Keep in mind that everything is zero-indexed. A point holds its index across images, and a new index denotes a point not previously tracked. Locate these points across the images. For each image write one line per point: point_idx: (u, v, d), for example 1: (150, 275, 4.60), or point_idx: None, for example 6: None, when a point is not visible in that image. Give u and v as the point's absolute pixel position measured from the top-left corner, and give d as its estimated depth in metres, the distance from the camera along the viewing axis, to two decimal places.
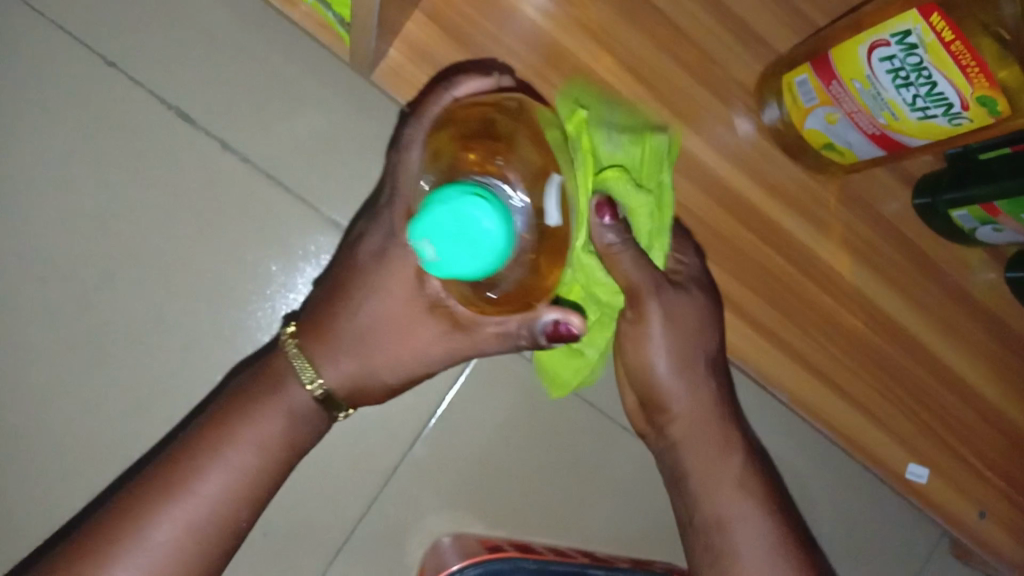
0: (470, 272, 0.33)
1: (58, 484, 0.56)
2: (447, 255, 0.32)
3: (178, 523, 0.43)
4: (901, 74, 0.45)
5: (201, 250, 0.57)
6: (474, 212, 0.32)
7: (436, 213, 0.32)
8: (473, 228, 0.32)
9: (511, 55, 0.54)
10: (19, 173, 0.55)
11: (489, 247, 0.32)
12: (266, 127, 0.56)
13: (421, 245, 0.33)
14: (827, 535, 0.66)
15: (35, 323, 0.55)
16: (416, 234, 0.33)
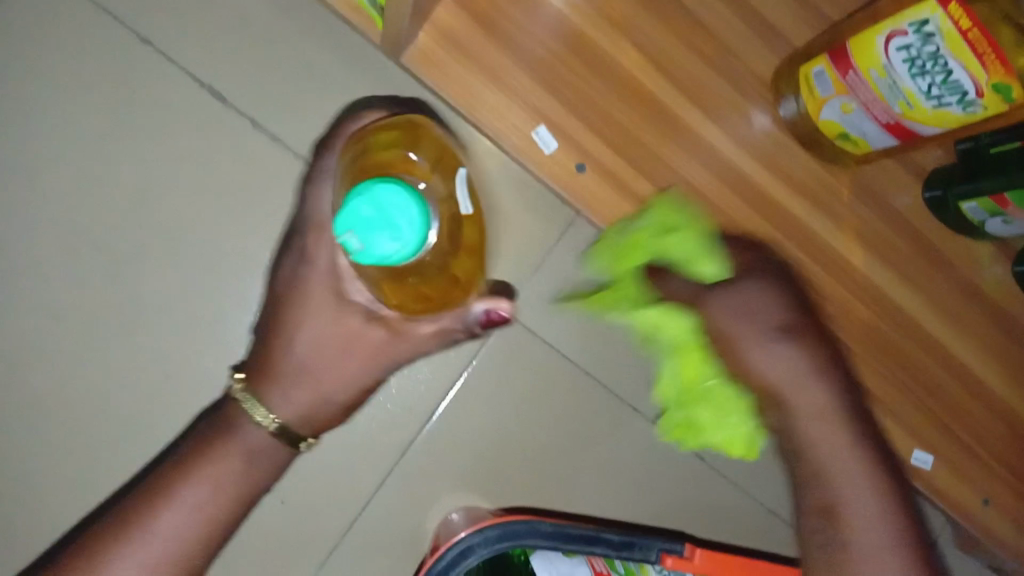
0: (386, 255, 0.35)
1: (84, 455, 0.58)
2: (371, 242, 0.35)
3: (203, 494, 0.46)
4: (917, 62, 0.46)
5: (230, 229, 0.58)
6: (388, 195, 0.35)
7: (355, 204, 0.35)
8: (395, 218, 0.35)
9: (535, 41, 0.56)
10: (59, 148, 0.57)
11: (415, 236, 0.35)
12: (297, 108, 0.58)
13: (346, 237, 0.35)
14: None
15: (65, 295, 0.57)
16: (338, 227, 0.35)
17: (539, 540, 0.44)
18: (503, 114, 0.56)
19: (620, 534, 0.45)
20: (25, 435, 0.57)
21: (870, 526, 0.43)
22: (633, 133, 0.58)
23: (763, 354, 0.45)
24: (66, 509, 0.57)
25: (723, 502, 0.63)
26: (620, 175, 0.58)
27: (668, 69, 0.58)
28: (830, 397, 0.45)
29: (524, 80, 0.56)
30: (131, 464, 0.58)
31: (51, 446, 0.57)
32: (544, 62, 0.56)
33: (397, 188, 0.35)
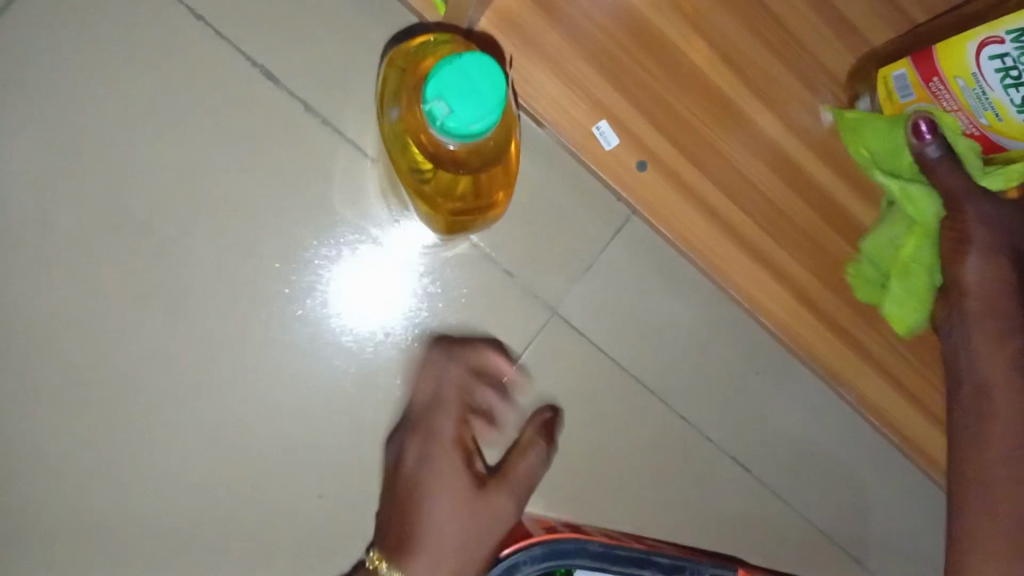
0: (474, 127, 0.34)
1: (102, 451, 0.54)
2: (456, 111, 0.34)
3: None
4: (1011, 73, 0.42)
5: (275, 215, 0.56)
6: (473, 66, 0.33)
7: (441, 70, 0.34)
8: (480, 83, 0.33)
9: (602, 30, 0.53)
10: (93, 123, 0.54)
11: (494, 102, 0.34)
12: (350, 90, 0.56)
13: (433, 105, 0.34)
14: (886, 554, 0.63)
15: (94, 281, 0.54)
16: (428, 95, 0.34)
17: (587, 560, 0.42)
18: (561, 107, 0.54)
19: (669, 557, 0.44)
20: (40, 427, 0.53)
21: (1005, 415, 0.49)
22: (697, 130, 0.55)
23: (979, 267, 0.48)
24: (77, 510, 0.54)
25: (768, 514, 0.62)
26: (680, 172, 0.56)
27: (739, 65, 0.55)
28: (1021, 297, 0.49)
29: (586, 72, 0.54)
30: (151, 460, 0.55)
31: (88, 445, 0.54)
32: (607, 53, 0.54)
33: (482, 56, 0.33)
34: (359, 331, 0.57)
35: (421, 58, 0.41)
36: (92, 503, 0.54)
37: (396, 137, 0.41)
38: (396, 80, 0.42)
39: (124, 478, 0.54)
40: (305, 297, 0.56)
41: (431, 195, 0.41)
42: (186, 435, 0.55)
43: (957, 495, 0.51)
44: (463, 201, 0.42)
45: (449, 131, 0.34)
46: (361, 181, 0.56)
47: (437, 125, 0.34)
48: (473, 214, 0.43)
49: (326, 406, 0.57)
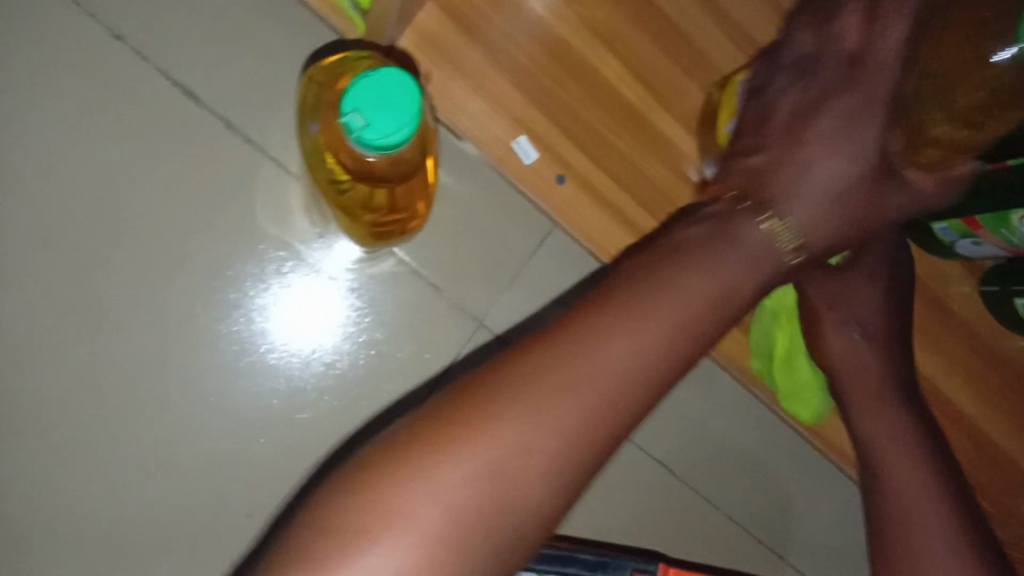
0: (393, 137, 0.35)
1: (20, 477, 0.53)
2: (372, 121, 0.35)
3: (448, 507, 0.33)
4: None
5: (200, 234, 0.56)
6: (387, 80, 0.35)
7: (356, 85, 0.35)
8: (392, 96, 0.35)
9: (518, 50, 0.56)
10: (7, 145, 0.53)
11: (408, 118, 0.35)
12: (276, 109, 0.56)
13: (349, 118, 0.35)
14: (809, 548, 0.66)
15: (10, 304, 0.53)
16: (344, 106, 0.35)
17: (514, 561, 0.44)
18: (480, 122, 0.56)
19: (593, 554, 0.45)
20: None
21: (903, 486, 0.48)
22: (612, 144, 0.58)
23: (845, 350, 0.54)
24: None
25: (695, 514, 0.64)
26: (597, 185, 0.58)
27: (648, 79, 0.57)
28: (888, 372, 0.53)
29: (504, 88, 0.56)
30: (73, 484, 0.54)
31: (5, 473, 0.52)
32: (524, 70, 0.56)
33: (397, 73, 0.35)
34: (285, 347, 0.57)
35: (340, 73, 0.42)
36: (9, 532, 0.52)
37: (316, 150, 0.42)
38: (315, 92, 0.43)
39: (44, 504, 0.53)
40: (233, 313, 0.56)
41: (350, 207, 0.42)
42: (111, 459, 0.54)
43: (890, 559, 0.46)
44: (383, 213, 0.43)
45: (365, 144, 0.35)
46: (288, 194, 0.57)
47: (354, 137, 0.35)
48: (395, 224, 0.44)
49: (255, 423, 0.56)
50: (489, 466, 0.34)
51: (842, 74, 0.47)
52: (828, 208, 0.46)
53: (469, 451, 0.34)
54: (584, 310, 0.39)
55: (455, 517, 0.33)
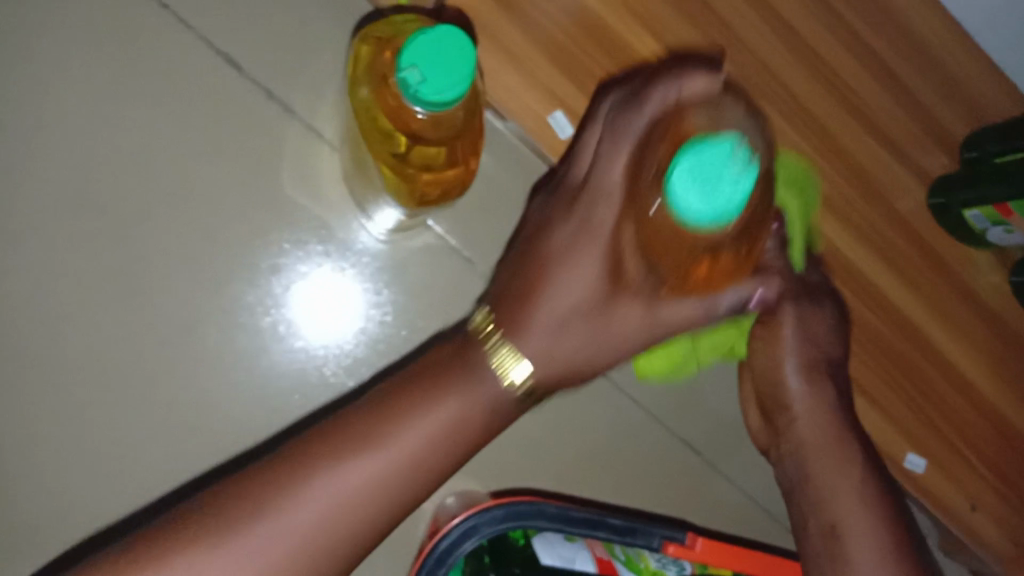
0: (449, 94, 0.36)
1: (56, 433, 0.54)
2: (430, 78, 0.35)
3: (289, 528, 0.39)
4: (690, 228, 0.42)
5: (238, 200, 0.57)
6: (445, 36, 0.35)
7: (414, 42, 0.35)
8: (450, 53, 0.35)
9: (558, 25, 0.56)
10: (51, 105, 0.54)
11: (464, 73, 0.35)
12: (317, 81, 0.58)
13: (406, 73, 0.36)
14: None
15: (50, 263, 0.54)
16: (401, 62, 0.35)
17: (545, 522, 0.44)
18: (515, 96, 0.56)
19: (622, 519, 0.46)
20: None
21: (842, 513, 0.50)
22: None
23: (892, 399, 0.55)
24: (30, 493, 0.53)
25: (716, 494, 0.64)
26: None
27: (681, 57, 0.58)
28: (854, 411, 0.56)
29: (541, 62, 0.56)
30: (109, 443, 0.55)
31: (42, 429, 0.53)
32: (561, 45, 0.56)
33: (453, 30, 0.35)
34: (320, 313, 0.58)
35: (389, 35, 0.43)
36: (45, 487, 0.53)
37: (364, 111, 0.42)
38: (365, 54, 0.44)
39: (79, 460, 0.54)
40: (272, 274, 0.57)
41: (398, 167, 0.43)
42: (147, 418, 0.55)
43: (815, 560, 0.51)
44: (432, 173, 0.43)
45: (421, 99, 0.36)
46: (328, 163, 0.58)
47: (411, 92, 0.35)
48: (442, 182, 0.45)
49: (292, 383, 0.58)
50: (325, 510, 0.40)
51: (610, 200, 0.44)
52: (553, 342, 0.45)
53: (293, 498, 0.40)
54: (408, 379, 0.45)
55: (262, 557, 0.39)
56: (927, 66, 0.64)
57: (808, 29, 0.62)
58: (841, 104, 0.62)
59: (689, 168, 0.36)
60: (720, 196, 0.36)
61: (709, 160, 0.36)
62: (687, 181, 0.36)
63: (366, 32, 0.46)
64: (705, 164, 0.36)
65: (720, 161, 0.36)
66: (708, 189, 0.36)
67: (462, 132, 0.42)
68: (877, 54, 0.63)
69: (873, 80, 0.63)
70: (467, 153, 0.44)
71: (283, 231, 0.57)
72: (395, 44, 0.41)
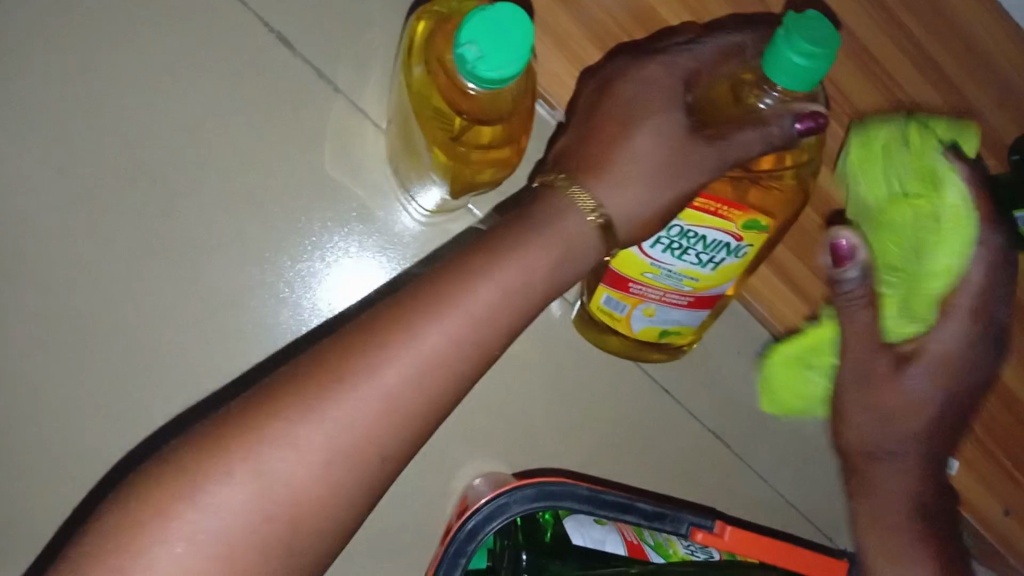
0: (504, 73, 0.36)
1: (101, 395, 0.56)
2: (487, 55, 0.36)
3: (274, 479, 0.37)
4: (675, 246, 0.50)
5: (283, 175, 0.58)
6: (505, 15, 0.35)
7: (473, 18, 0.36)
8: (508, 31, 0.35)
9: (608, 11, 0.56)
10: (105, 77, 0.55)
11: (524, 52, 0.36)
12: (366, 60, 0.58)
13: (464, 50, 0.36)
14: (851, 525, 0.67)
15: (98, 228, 0.55)
16: (459, 38, 0.36)
17: (574, 502, 0.45)
18: (563, 83, 0.57)
19: (652, 504, 0.46)
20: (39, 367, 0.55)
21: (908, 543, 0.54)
22: None
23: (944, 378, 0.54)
24: (73, 449, 0.55)
25: (742, 485, 0.65)
26: None
27: None
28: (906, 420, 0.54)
29: (591, 52, 0.56)
30: (149, 406, 0.56)
31: (89, 389, 0.56)
32: (610, 33, 0.56)
33: (513, 8, 0.36)
34: (355, 291, 0.59)
35: (446, 12, 0.43)
36: (88, 445, 0.55)
37: (418, 89, 0.43)
38: (421, 32, 0.44)
39: (121, 422, 0.56)
40: (309, 248, 0.58)
41: (449, 143, 0.43)
42: (188, 384, 0.57)
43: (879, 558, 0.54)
44: (481, 151, 0.44)
45: (476, 76, 0.36)
46: (372, 140, 0.59)
47: (467, 68, 0.36)
48: (491, 162, 0.45)
49: None
50: (299, 466, 0.38)
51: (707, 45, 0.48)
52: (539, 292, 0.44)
53: (216, 478, 0.37)
54: (345, 347, 0.41)
55: (290, 477, 0.38)
56: (979, 65, 0.63)
57: (860, 24, 0.61)
58: (890, 101, 0.62)
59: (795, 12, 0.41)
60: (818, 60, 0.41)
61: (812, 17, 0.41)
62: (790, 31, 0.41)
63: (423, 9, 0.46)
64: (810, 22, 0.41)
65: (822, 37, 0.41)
66: (820, 51, 0.41)
67: (516, 111, 0.42)
68: (929, 51, 0.62)
69: (923, 78, 0.62)
70: (518, 132, 0.45)
71: (322, 205, 0.58)
72: (451, 23, 0.42)
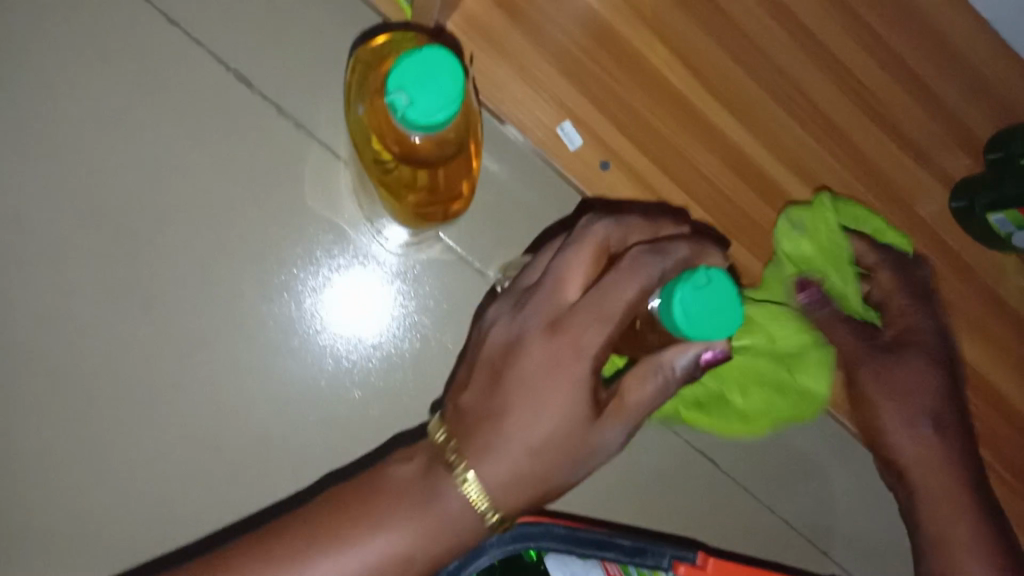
0: (438, 117, 0.35)
1: (77, 449, 0.55)
2: (418, 101, 0.35)
3: None
4: None
5: (251, 214, 0.57)
6: (434, 57, 0.35)
7: (402, 63, 0.35)
8: (438, 73, 0.35)
9: (564, 34, 0.56)
10: (64, 127, 0.54)
11: (455, 94, 0.35)
12: (326, 93, 0.57)
13: (394, 96, 0.35)
14: (847, 537, 0.66)
15: (65, 280, 0.54)
16: (389, 86, 0.35)
17: (553, 542, 0.44)
18: (525, 107, 0.56)
19: (631, 540, 0.47)
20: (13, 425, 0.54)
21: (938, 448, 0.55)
22: (657, 129, 0.57)
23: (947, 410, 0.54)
24: (53, 508, 0.54)
25: (734, 503, 0.64)
26: (642, 171, 0.57)
27: (692, 62, 0.58)
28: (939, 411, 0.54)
29: (551, 74, 0.56)
30: (128, 458, 0.56)
31: (65, 444, 0.55)
32: (570, 55, 0.56)
33: (442, 50, 0.35)
34: (331, 327, 0.58)
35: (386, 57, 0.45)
36: (67, 503, 0.54)
37: (362, 131, 0.43)
38: (364, 77, 0.45)
39: (100, 476, 0.55)
40: (280, 290, 0.57)
41: (395, 186, 0.44)
42: (167, 433, 0.56)
43: None
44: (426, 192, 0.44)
45: (410, 122, 0.36)
46: (338, 174, 0.58)
47: (399, 115, 0.35)
48: (437, 201, 0.45)
49: (302, 398, 0.58)
50: None
51: (600, 328, 0.38)
52: (531, 462, 0.39)
53: None
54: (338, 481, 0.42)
55: None
56: (951, 64, 0.62)
57: (826, 31, 0.60)
58: (860, 106, 0.61)
59: (686, 306, 0.35)
60: (727, 321, 0.36)
61: (707, 288, 0.36)
62: (692, 320, 0.36)
63: (367, 54, 0.48)
64: (710, 295, 0.36)
65: (712, 298, 0.36)
66: (716, 317, 0.36)
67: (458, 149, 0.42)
68: (898, 54, 0.61)
69: (894, 81, 0.61)
70: (463, 171, 0.45)
71: (288, 245, 0.57)
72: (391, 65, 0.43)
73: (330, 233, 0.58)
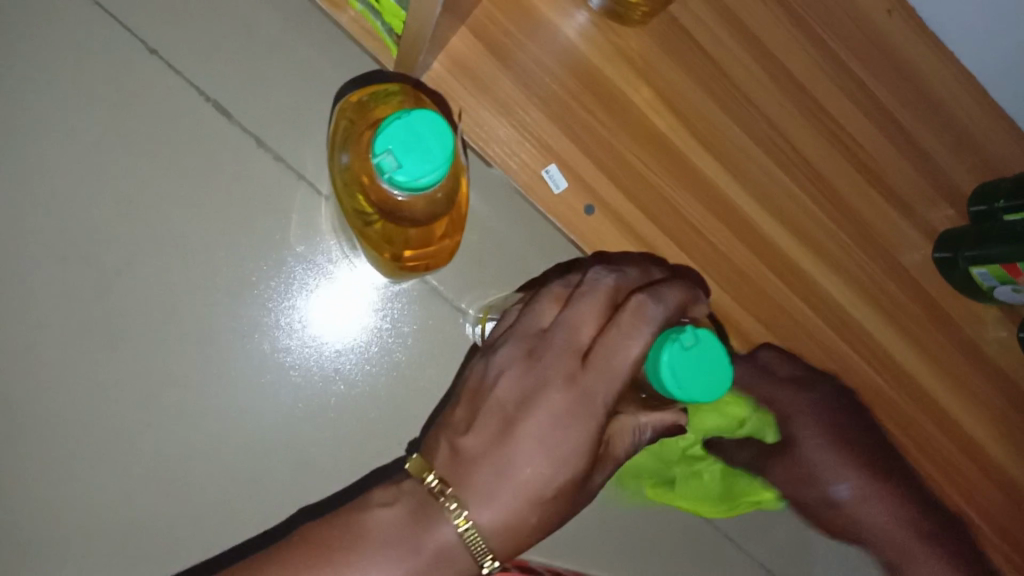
0: (426, 177, 0.36)
1: (39, 486, 0.53)
2: (406, 163, 0.35)
3: None
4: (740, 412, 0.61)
5: (227, 247, 0.56)
6: (422, 121, 0.35)
7: (391, 126, 0.35)
8: (427, 137, 0.35)
9: (550, 76, 0.56)
10: (37, 154, 0.53)
11: (444, 157, 0.36)
12: (308, 127, 0.57)
13: (382, 157, 0.35)
14: None
15: (32, 310, 0.53)
16: (377, 147, 0.35)
17: None
18: (513, 151, 0.56)
19: None
20: None
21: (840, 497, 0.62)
22: (641, 174, 0.57)
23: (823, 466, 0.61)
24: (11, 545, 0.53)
25: (712, 549, 0.64)
26: (627, 217, 0.57)
27: (678, 107, 0.58)
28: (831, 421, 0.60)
29: (537, 116, 0.55)
30: (89, 496, 0.54)
31: (25, 480, 0.53)
32: (556, 96, 0.56)
33: (432, 114, 0.36)
34: (306, 365, 0.57)
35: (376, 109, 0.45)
36: (26, 541, 0.53)
37: (347, 185, 0.44)
38: (350, 127, 0.46)
39: (61, 514, 0.53)
40: (254, 326, 0.56)
41: (379, 239, 0.45)
42: (132, 471, 0.54)
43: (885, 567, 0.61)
44: (408, 243, 0.45)
45: (397, 183, 0.36)
46: (321, 211, 0.57)
47: (386, 177, 0.35)
48: (419, 252, 0.47)
49: (271, 436, 0.56)
50: None
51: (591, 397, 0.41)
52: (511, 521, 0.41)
53: None
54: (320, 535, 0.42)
55: None
56: (936, 116, 0.62)
57: (812, 79, 0.60)
58: (844, 154, 0.61)
59: (673, 363, 0.39)
60: (714, 384, 0.40)
61: (692, 351, 0.39)
62: (680, 380, 0.39)
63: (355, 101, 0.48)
64: (696, 357, 0.39)
65: (699, 353, 0.39)
66: (699, 373, 0.39)
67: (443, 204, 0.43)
68: (883, 104, 0.61)
69: (878, 130, 0.61)
70: (447, 225, 0.46)
71: (265, 280, 0.56)
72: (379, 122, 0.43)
73: (309, 269, 0.57)
